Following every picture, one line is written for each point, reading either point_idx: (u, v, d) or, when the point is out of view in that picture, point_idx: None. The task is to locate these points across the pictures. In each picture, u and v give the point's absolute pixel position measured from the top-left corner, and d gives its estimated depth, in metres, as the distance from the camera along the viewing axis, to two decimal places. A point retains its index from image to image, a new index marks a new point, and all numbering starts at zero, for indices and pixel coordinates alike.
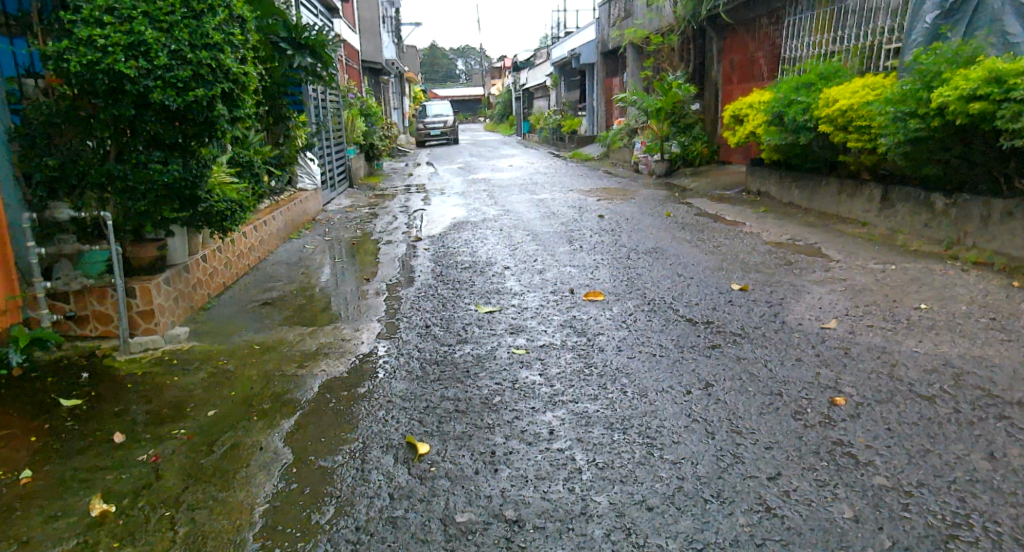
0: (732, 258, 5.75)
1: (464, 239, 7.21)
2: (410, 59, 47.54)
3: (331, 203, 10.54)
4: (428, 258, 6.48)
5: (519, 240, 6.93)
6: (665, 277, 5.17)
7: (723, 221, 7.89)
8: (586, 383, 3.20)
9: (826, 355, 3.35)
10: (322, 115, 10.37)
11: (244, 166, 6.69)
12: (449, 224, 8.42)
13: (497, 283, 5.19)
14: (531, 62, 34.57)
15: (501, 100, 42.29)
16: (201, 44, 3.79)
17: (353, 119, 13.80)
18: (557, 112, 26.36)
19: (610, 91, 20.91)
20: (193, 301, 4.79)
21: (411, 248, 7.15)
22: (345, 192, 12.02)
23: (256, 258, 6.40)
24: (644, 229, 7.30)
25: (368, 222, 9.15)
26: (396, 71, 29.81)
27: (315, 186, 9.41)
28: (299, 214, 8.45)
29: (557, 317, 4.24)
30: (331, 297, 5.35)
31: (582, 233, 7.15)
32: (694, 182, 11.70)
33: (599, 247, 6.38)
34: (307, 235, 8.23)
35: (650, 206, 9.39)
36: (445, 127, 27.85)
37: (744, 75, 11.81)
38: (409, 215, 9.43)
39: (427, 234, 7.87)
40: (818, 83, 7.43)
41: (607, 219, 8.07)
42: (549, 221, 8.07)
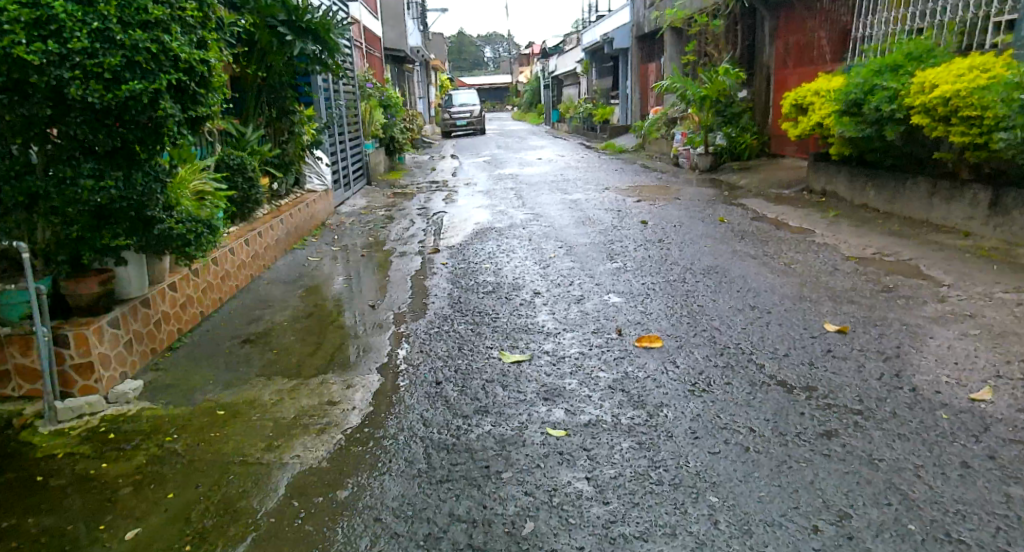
0: (814, 283, 4.75)
1: (486, 253, 6.24)
2: (437, 47, 46.56)
3: (345, 204, 9.68)
4: (444, 277, 5.53)
5: (551, 255, 5.94)
6: (734, 311, 4.16)
7: (789, 228, 6.84)
8: (657, 502, 2.22)
9: (1004, 455, 2.39)
10: (334, 107, 9.45)
11: (234, 170, 5.81)
12: (473, 231, 7.49)
13: (526, 319, 4.21)
14: (560, 48, 33.41)
15: (530, 88, 41.13)
16: (137, 22, 2.86)
17: (371, 111, 12.91)
18: (588, 100, 25.21)
19: (645, 78, 19.75)
20: (155, 342, 3.79)
21: (428, 262, 6.23)
22: (362, 191, 11.17)
23: (247, 276, 5.46)
24: (699, 239, 6.29)
25: (384, 227, 8.23)
26: (421, 58, 28.86)
27: (326, 187, 8.48)
28: (305, 220, 7.51)
29: (604, 375, 3.27)
30: (327, 329, 4.38)
31: (626, 245, 6.14)
32: (744, 178, 10.63)
33: (648, 265, 5.38)
34: (313, 243, 7.30)
35: (700, 207, 8.36)
36: (472, 118, 26.94)
37: (802, 58, 10.67)
38: (429, 219, 8.50)
39: (447, 243, 6.95)
40: (907, 66, 6.32)
41: (652, 226, 7.05)
42: (584, 228, 7.09)
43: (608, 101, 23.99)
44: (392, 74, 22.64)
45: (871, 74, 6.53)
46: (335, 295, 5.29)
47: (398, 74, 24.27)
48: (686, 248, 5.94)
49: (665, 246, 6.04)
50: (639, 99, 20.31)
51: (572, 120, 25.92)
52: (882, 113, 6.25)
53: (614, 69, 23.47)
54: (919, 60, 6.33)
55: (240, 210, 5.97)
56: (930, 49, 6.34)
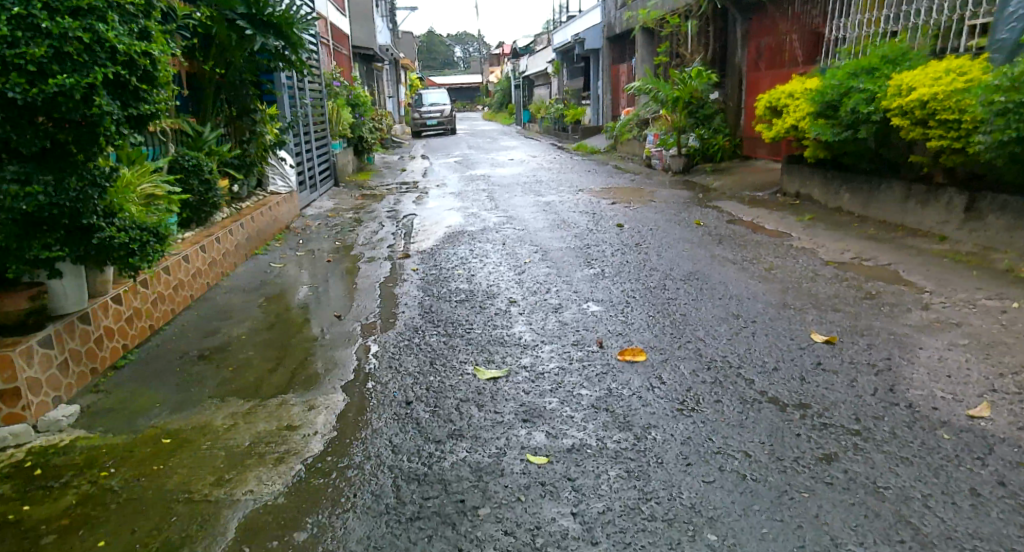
0: (796, 288, 4.61)
1: (458, 258, 6.01)
2: (407, 45, 46.16)
3: (311, 206, 9.37)
4: (415, 285, 5.29)
5: (525, 260, 5.73)
6: (715, 320, 3.98)
7: (766, 232, 6.73)
8: (650, 542, 2.07)
9: (1013, 481, 2.24)
10: (299, 106, 9.14)
11: (188, 172, 5.52)
12: (444, 234, 7.26)
13: (501, 331, 4.00)
14: (531, 47, 33.23)
15: (500, 87, 40.88)
16: (66, 9, 2.65)
17: (339, 110, 12.60)
18: (560, 100, 25.06)
19: (617, 78, 19.65)
20: (96, 361, 3.56)
21: (397, 268, 5.98)
22: (330, 192, 10.86)
23: (204, 285, 5.17)
24: (674, 244, 6.15)
25: (351, 231, 7.95)
26: (390, 57, 28.50)
27: (290, 190, 8.18)
28: (268, 224, 7.20)
29: (586, 393, 3.07)
30: (289, 342, 4.12)
31: (601, 250, 5.96)
32: (718, 180, 10.54)
33: (625, 271, 5.19)
34: (277, 248, 7.00)
35: (675, 210, 8.23)
36: (442, 117, 26.66)
37: (774, 59, 10.61)
38: (399, 222, 8.24)
39: (417, 248, 6.70)
40: (883, 68, 6.23)
41: (628, 230, 6.90)
42: (559, 232, 6.90)
43: (579, 102, 23.86)
44: (361, 73, 22.27)
45: (846, 77, 6.43)
46: (298, 304, 5.02)
47: (367, 73, 23.91)
48: (663, 253, 5.78)
49: (641, 251, 5.87)
50: (610, 99, 20.20)
51: (543, 120, 25.77)
52: (858, 116, 6.15)
53: (585, 69, 23.35)
54: (894, 62, 6.23)
55: (196, 215, 5.67)
56: (905, 51, 6.26)
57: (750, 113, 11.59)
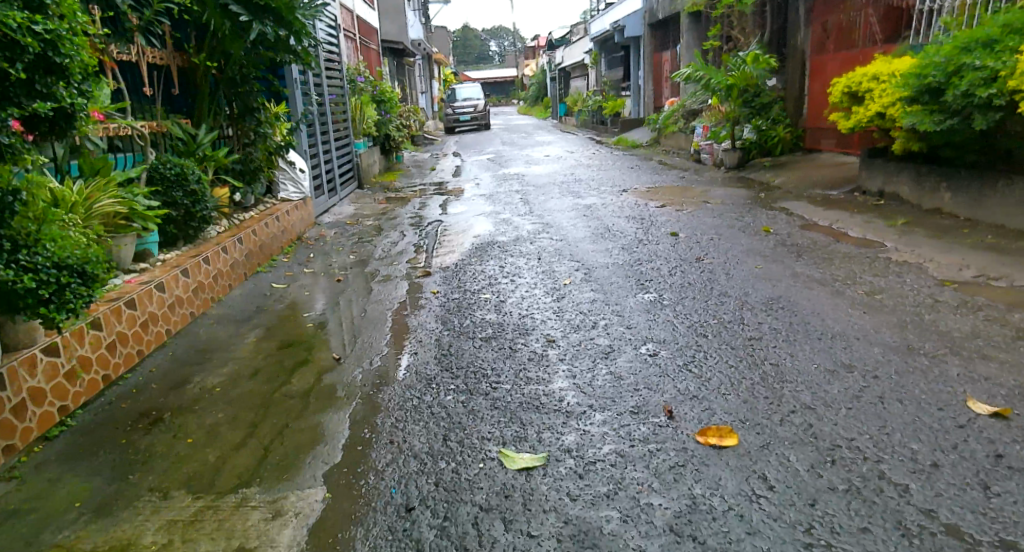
0: (916, 324, 3.63)
1: (486, 278, 5.13)
2: (440, 38, 45.46)
3: (329, 212, 8.57)
4: (433, 313, 4.41)
5: (564, 282, 4.80)
6: (823, 374, 3.03)
7: (850, 240, 5.71)
8: None
9: None
10: (313, 104, 8.32)
11: (171, 182, 4.63)
12: (471, 247, 6.37)
13: (536, 387, 3.08)
14: (567, 38, 32.18)
15: (535, 81, 39.91)
16: None
17: (362, 107, 11.81)
18: (597, 92, 24.01)
19: (659, 67, 18.54)
20: (14, 437, 2.75)
21: (416, 289, 5.11)
22: (351, 195, 10.06)
23: (186, 315, 4.23)
24: (744, 259, 5.16)
25: (371, 241, 7.13)
26: (422, 51, 27.72)
27: (303, 196, 7.32)
28: (275, 234, 6.37)
29: (661, 506, 2.15)
30: (271, 394, 3.22)
31: (656, 268, 4.98)
32: (779, 177, 9.46)
33: (688, 298, 4.21)
34: (282, 262, 6.17)
35: (736, 213, 7.20)
36: (476, 112, 25.85)
37: (844, 40, 9.52)
38: (422, 231, 7.39)
39: (440, 263, 5.83)
40: (1006, 42, 5.16)
41: (684, 240, 5.92)
42: (603, 243, 5.95)
43: (618, 93, 22.79)
44: (390, 68, 21.49)
45: (957, 51, 5.48)
46: (296, 335, 4.14)
47: (397, 67, 23.13)
48: (733, 271, 4.81)
49: (706, 269, 4.91)
50: (652, 90, 19.11)
51: (580, 113, 24.79)
52: (975, 99, 5.26)
53: (625, 59, 22.25)
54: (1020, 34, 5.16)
55: (183, 233, 4.76)
56: None
57: (813, 101, 10.48)
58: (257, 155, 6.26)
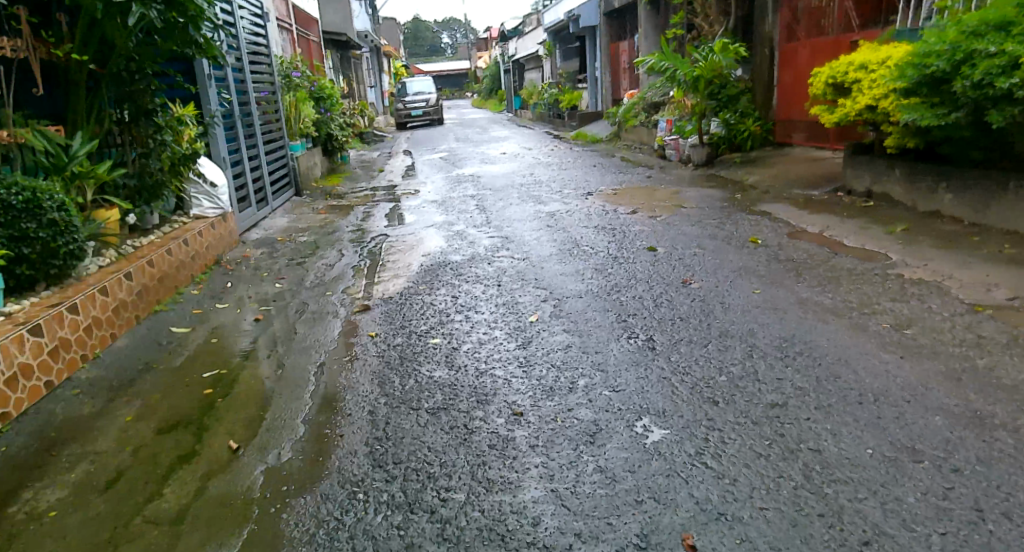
0: (974, 370, 2.87)
1: (437, 314, 4.32)
2: (390, 30, 44.19)
3: (257, 228, 7.64)
4: (370, 369, 3.58)
5: (530, 318, 4.01)
6: (887, 466, 2.23)
7: (849, 250, 4.98)
8: None
9: None
10: (231, 101, 7.50)
11: (21, 210, 3.84)
12: (420, 270, 5.53)
13: (500, 498, 2.31)
14: (521, 29, 31.37)
15: (490, 74, 39.06)
16: None
17: (298, 105, 10.87)
18: (554, 85, 23.25)
19: (618, 58, 17.84)
20: None
21: (351, 330, 4.27)
22: (288, 205, 9.09)
23: (37, 386, 3.49)
24: (734, 281, 4.41)
25: (303, 263, 6.22)
26: (370, 44, 26.66)
27: (222, 212, 6.44)
28: (184, 262, 5.43)
29: None
30: (129, 519, 2.53)
31: (631, 298, 4.20)
32: (753, 174, 8.77)
33: (681, 341, 3.42)
34: (190, 295, 5.23)
35: (714, 220, 6.46)
36: (428, 107, 24.87)
37: (818, 27, 8.90)
38: (363, 249, 6.51)
39: (382, 292, 4.97)
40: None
41: (664, 257, 5.18)
42: (571, 263, 5.17)
43: (575, 85, 22.04)
44: (335, 62, 20.48)
45: (964, 37, 4.75)
46: (185, 410, 3.29)
47: (342, 60, 22.08)
48: (726, 299, 4.03)
49: (694, 297, 4.12)
50: (610, 82, 18.40)
51: (537, 106, 24.08)
52: (990, 90, 4.53)
53: (581, 49, 21.50)
54: None
55: (43, 273, 4.00)
56: None
57: (784, 93, 9.83)
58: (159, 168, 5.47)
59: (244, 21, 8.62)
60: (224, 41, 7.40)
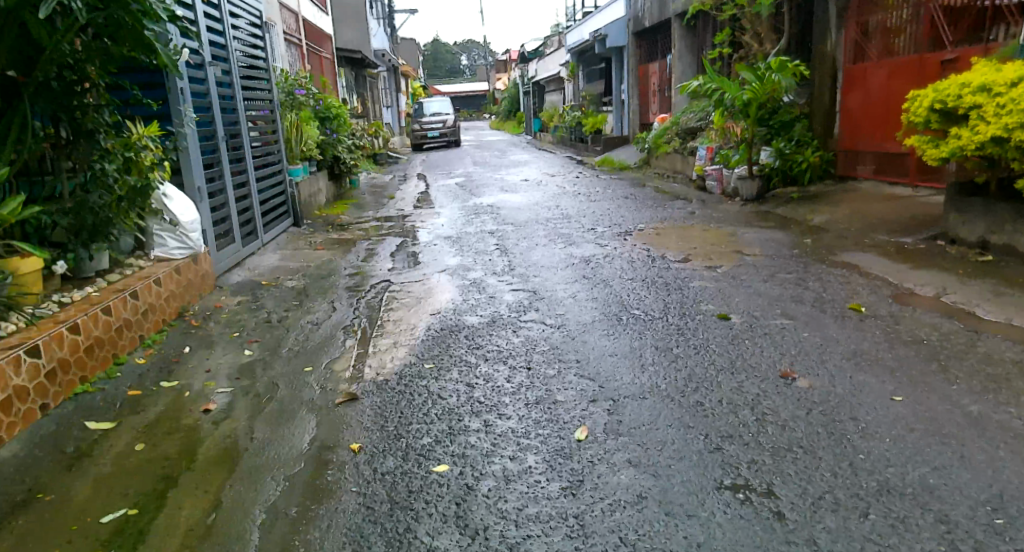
0: None
1: (447, 422, 3.21)
2: (409, 50, 43.75)
3: (240, 268, 6.56)
4: (347, 524, 2.49)
5: (577, 436, 2.90)
6: None
7: (995, 328, 3.80)
8: None
9: None
10: (214, 117, 6.43)
11: None
12: (428, 339, 4.43)
13: None
14: (541, 50, 30.45)
15: (509, 96, 38.26)
16: None
17: (300, 126, 9.84)
18: (577, 107, 22.22)
19: (646, 80, 16.83)
20: None
21: (329, 441, 3.16)
22: (282, 239, 8.02)
23: None
24: (855, 374, 3.22)
25: (288, 318, 5.12)
26: (386, 64, 25.82)
27: (191, 252, 5.40)
28: (130, 321, 4.42)
29: None
30: None
31: (712, 405, 3.02)
32: (816, 214, 7.59)
33: (822, 501, 2.26)
34: (131, 366, 4.19)
35: (790, 274, 5.29)
36: (445, 129, 23.93)
37: (893, 47, 7.76)
38: (362, 303, 5.40)
39: (376, 376, 3.87)
40: None
41: (742, 331, 4.01)
42: (622, 339, 4.04)
43: (599, 108, 20.97)
44: (349, 80, 19.55)
45: None
46: None
47: (357, 79, 21.16)
48: (859, 412, 2.81)
49: (810, 407, 2.89)
50: (638, 105, 17.29)
51: (557, 129, 23.13)
52: None
53: (607, 70, 20.45)
54: None
55: None
56: None
57: (845, 120, 8.65)
58: (108, 205, 4.49)
59: (233, 31, 7.56)
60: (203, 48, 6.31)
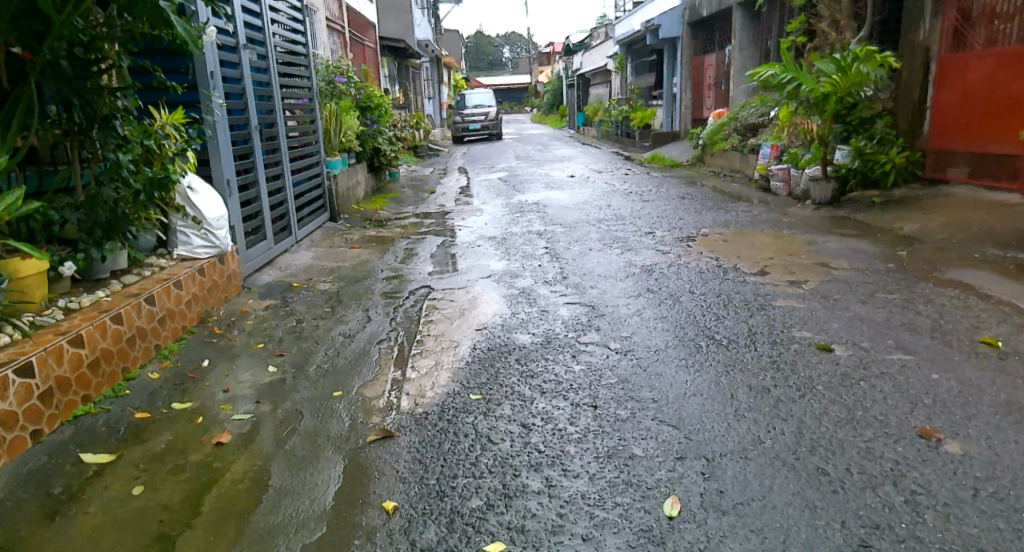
0: None
1: (500, 477, 2.64)
2: (451, 41, 43.36)
3: (271, 267, 6.09)
4: None
5: (668, 512, 2.32)
6: None
7: None
8: None
9: None
10: (249, 104, 5.93)
11: None
12: (473, 361, 3.86)
13: None
14: (586, 42, 29.68)
15: (551, 89, 37.61)
16: None
17: (340, 116, 9.36)
18: (623, 101, 21.50)
19: (700, 73, 16.08)
20: None
21: (360, 495, 2.63)
22: (318, 236, 7.56)
23: None
24: (1018, 436, 2.60)
25: (321, 326, 4.62)
26: (429, 54, 25.31)
27: (217, 252, 4.85)
28: (145, 330, 3.85)
29: None
30: None
31: (843, 478, 2.40)
32: (904, 221, 6.86)
33: None
34: (143, 382, 3.62)
35: (891, 296, 4.63)
36: (487, 121, 23.39)
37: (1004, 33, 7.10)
38: (401, 312, 4.87)
39: (415, 407, 3.31)
40: None
41: (851, 369, 3.38)
42: (704, 372, 3.42)
43: (647, 103, 20.21)
44: (391, 70, 19.07)
45: None
46: None
47: (399, 69, 20.69)
48: None
49: (976, 487, 2.32)
50: (691, 100, 16.54)
51: (602, 123, 22.46)
52: None
53: (656, 63, 19.69)
54: None
55: None
56: None
57: (942, 116, 7.85)
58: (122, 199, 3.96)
59: (273, 13, 7.07)
60: (237, 31, 5.80)
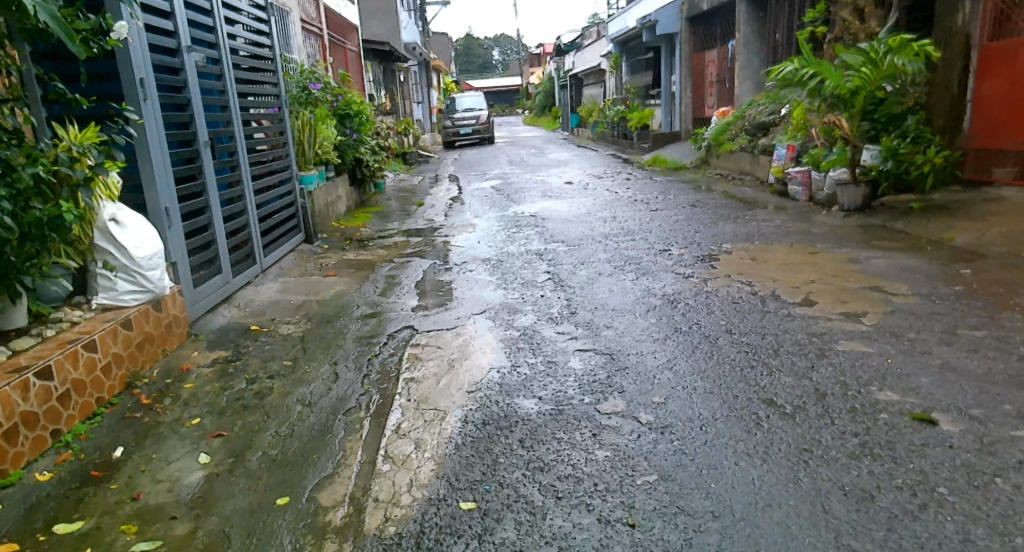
0: None
1: None
2: (441, 44, 42.52)
3: (227, 304, 5.20)
4: None
5: None
6: None
7: None
8: None
9: None
10: (196, 113, 5.03)
11: None
12: (464, 442, 2.96)
13: None
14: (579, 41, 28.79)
15: (543, 90, 36.74)
16: None
17: (315, 125, 8.47)
18: (619, 101, 20.64)
19: (701, 70, 15.25)
20: None
21: None
22: (288, 261, 6.66)
23: None
24: None
25: (276, 388, 3.73)
26: (418, 58, 24.44)
27: (148, 294, 3.95)
28: (35, 417, 2.98)
29: None
30: None
31: None
32: (955, 231, 6.01)
33: None
34: (23, 491, 2.76)
35: (975, 333, 3.77)
36: (478, 126, 22.49)
37: None
38: (376, 365, 3.98)
39: (384, 527, 2.43)
40: None
41: (973, 455, 2.51)
42: (775, 466, 2.53)
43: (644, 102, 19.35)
44: (377, 75, 18.17)
45: None
46: None
47: (387, 74, 19.86)
48: None
49: None
50: (691, 98, 15.70)
51: (598, 124, 21.57)
52: None
53: (653, 61, 18.87)
54: None
55: None
56: None
57: (983, 112, 7.00)
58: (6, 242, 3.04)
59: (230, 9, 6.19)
60: (178, 28, 4.91)
